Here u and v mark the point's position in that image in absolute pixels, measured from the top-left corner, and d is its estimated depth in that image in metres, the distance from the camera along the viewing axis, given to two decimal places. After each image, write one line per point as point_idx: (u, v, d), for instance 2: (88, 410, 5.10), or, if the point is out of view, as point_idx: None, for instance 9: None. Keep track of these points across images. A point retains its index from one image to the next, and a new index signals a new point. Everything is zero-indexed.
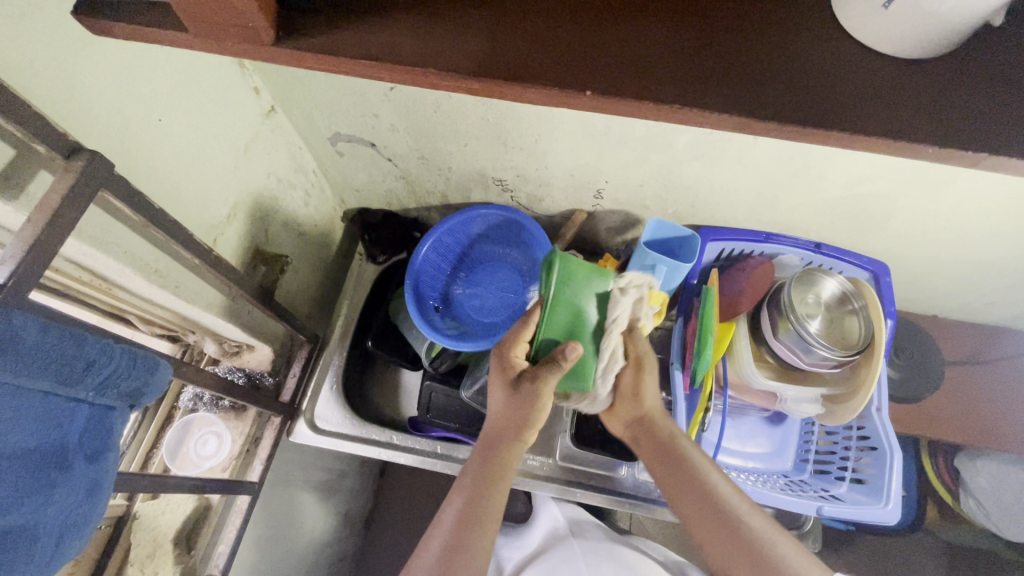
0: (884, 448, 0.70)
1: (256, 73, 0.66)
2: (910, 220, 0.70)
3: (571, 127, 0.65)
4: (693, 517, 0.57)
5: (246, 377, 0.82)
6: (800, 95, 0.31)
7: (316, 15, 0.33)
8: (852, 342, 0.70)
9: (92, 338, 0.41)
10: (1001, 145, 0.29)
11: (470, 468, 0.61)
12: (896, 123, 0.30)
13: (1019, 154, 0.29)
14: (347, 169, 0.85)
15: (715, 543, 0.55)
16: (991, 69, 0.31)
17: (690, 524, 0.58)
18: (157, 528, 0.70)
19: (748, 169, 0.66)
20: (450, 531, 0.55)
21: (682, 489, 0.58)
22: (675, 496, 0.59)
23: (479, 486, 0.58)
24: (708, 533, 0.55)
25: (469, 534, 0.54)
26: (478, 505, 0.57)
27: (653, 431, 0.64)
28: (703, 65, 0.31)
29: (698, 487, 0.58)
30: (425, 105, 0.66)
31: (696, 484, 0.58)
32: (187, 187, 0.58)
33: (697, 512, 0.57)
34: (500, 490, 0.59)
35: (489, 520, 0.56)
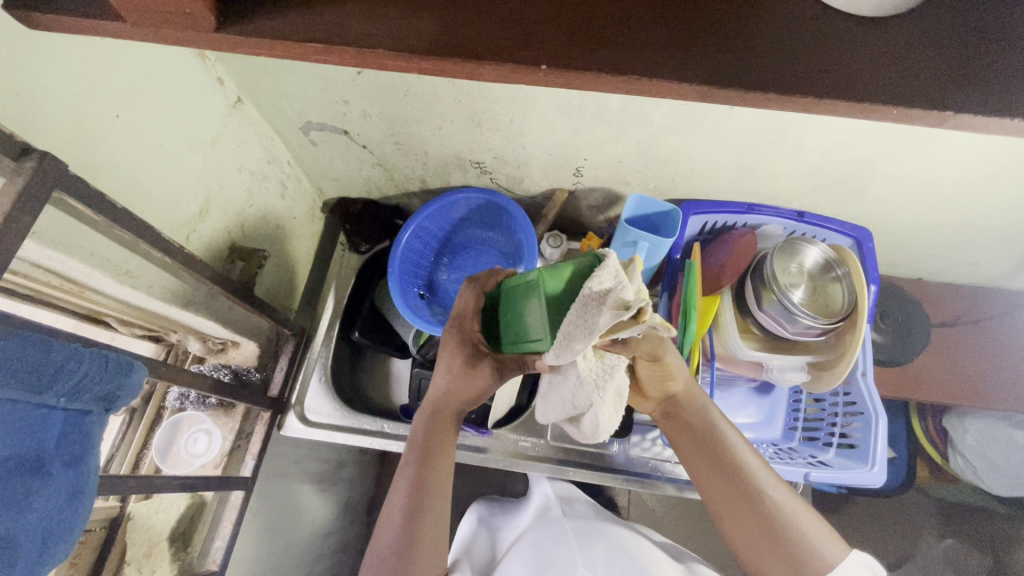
0: (869, 412, 0.70)
1: (219, 63, 0.64)
2: (890, 184, 0.70)
3: (545, 104, 0.64)
4: (718, 498, 0.56)
5: (233, 374, 0.79)
6: (763, 60, 0.30)
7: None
8: (835, 310, 0.71)
9: (59, 345, 0.40)
10: (965, 100, 0.29)
11: (412, 444, 0.61)
12: (860, 85, 0.29)
13: (983, 110, 0.28)
14: (322, 158, 0.84)
15: (744, 531, 0.54)
16: (956, 21, 0.31)
17: (731, 532, 0.55)
18: (152, 528, 0.70)
19: (726, 138, 0.65)
20: (405, 507, 0.56)
21: (721, 490, 0.55)
22: (702, 475, 0.57)
23: (429, 460, 0.59)
24: (740, 529, 0.54)
25: (427, 508, 0.56)
26: (429, 474, 0.58)
27: (684, 414, 0.60)
28: (663, 32, 0.30)
29: (727, 467, 0.56)
30: (395, 88, 0.64)
31: (727, 464, 0.56)
32: (154, 185, 0.57)
33: (731, 513, 0.54)
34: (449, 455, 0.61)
35: (443, 489, 0.58)
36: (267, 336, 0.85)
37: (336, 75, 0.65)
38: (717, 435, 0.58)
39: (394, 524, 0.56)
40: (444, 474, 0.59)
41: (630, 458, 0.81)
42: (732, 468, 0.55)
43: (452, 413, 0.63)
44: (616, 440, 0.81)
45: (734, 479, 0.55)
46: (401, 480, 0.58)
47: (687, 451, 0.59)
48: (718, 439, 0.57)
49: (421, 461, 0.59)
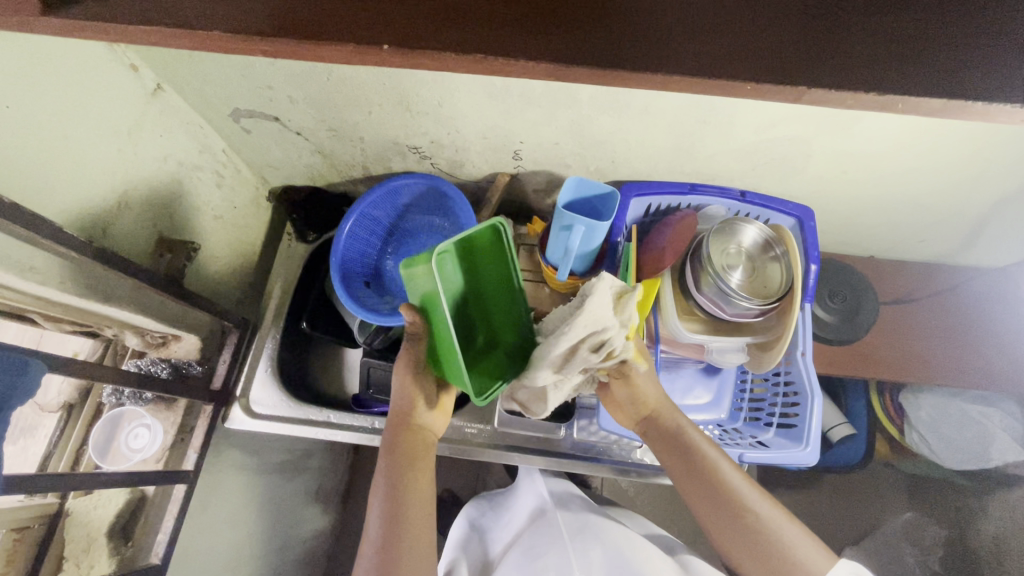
0: (805, 392, 0.70)
1: (131, 50, 0.62)
2: (828, 161, 0.68)
3: (469, 85, 0.62)
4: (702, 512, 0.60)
5: (172, 368, 0.79)
6: (613, 36, 0.29)
7: None
8: (773, 290, 0.70)
9: None
10: (814, 74, 0.28)
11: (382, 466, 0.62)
12: (711, 61, 0.28)
13: (829, 85, 0.27)
14: (258, 146, 0.82)
15: (727, 539, 0.58)
16: None
17: (715, 534, 0.59)
18: (90, 523, 0.69)
19: (657, 119, 0.64)
20: (380, 530, 0.57)
21: (701, 503, 0.59)
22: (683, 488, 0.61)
23: (396, 480, 0.60)
24: (723, 532, 0.58)
25: (401, 530, 0.57)
26: (399, 490, 0.59)
27: (661, 425, 0.63)
28: (512, 9, 0.29)
29: (707, 484, 0.59)
30: (315, 72, 0.62)
31: (705, 481, 0.59)
32: (59, 178, 0.55)
33: (713, 521, 0.58)
34: (420, 468, 0.61)
35: (413, 505, 0.58)
36: (209, 329, 0.83)
37: (254, 60, 0.63)
38: (700, 457, 0.60)
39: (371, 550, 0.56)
40: (415, 490, 0.59)
41: (577, 442, 0.81)
42: (716, 485, 0.59)
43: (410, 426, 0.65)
44: (564, 425, 0.81)
45: (716, 495, 0.58)
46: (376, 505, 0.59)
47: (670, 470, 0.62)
48: (699, 459, 0.60)
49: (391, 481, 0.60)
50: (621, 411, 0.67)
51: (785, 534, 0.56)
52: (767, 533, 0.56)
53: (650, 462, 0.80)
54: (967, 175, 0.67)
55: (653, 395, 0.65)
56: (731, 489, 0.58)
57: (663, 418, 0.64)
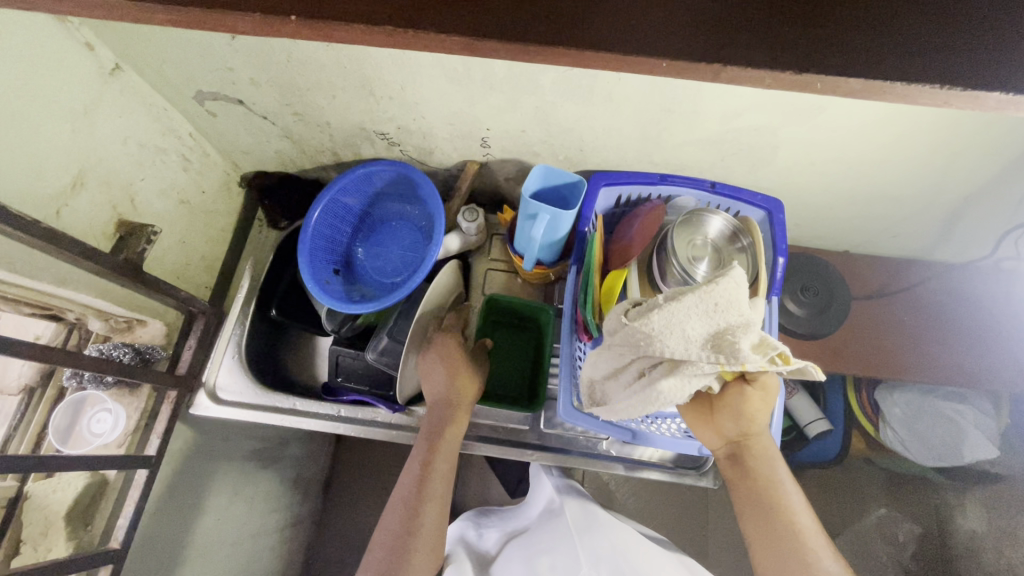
0: (767, 385, 0.69)
1: (85, 27, 0.61)
2: (795, 152, 0.68)
3: (429, 69, 0.61)
4: (758, 547, 0.57)
5: (134, 352, 0.76)
6: None
7: None
8: (738, 282, 0.69)
9: None
10: None
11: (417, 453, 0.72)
12: None
13: None
14: (226, 130, 0.81)
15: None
16: None
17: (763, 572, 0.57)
18: (48, 506, 0.68)
19: (620, 105, 0.63)
20: (406, 506, 0.67)
21: (769, 545, 0.56)
22: (749, 521, 0.58)
23: (427, 471, 0.69)
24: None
25: (419, 512, 0.67)
26: (425, 482, 0.68)
27: (749, 456, 0.58)
28: None
29: (773, 522, 0.56)
30: (273, 52, 0.61)
31: (774, 521, 0.56)
32: (7, 156, 0.54)
33: (772, 566, 0.55)
34: (443, 464, 0.70)
35: (433, 496, 0.68)
36: (176, 316, 0.83)
37: (211, 40, 0.62)
38: (787, 505, 0.56)
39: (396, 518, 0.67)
40: (436, 484, 0.69)
41: (544, 434, 0.81)
42: (793, 536, 0.55)
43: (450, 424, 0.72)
44: (531, 415, 0.81)
45: (789, 544, 0.55)
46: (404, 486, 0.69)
47: (743, 501, 0.58)
48: (784, 504, 0.56)
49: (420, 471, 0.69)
50: (711, 429, 0.60)
51: None
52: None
53: (615, 454, 0.79)
54: (936, 167, 0.67)
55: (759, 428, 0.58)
56: (812, 546, 0.54)
57: (753, 450, 0.58)
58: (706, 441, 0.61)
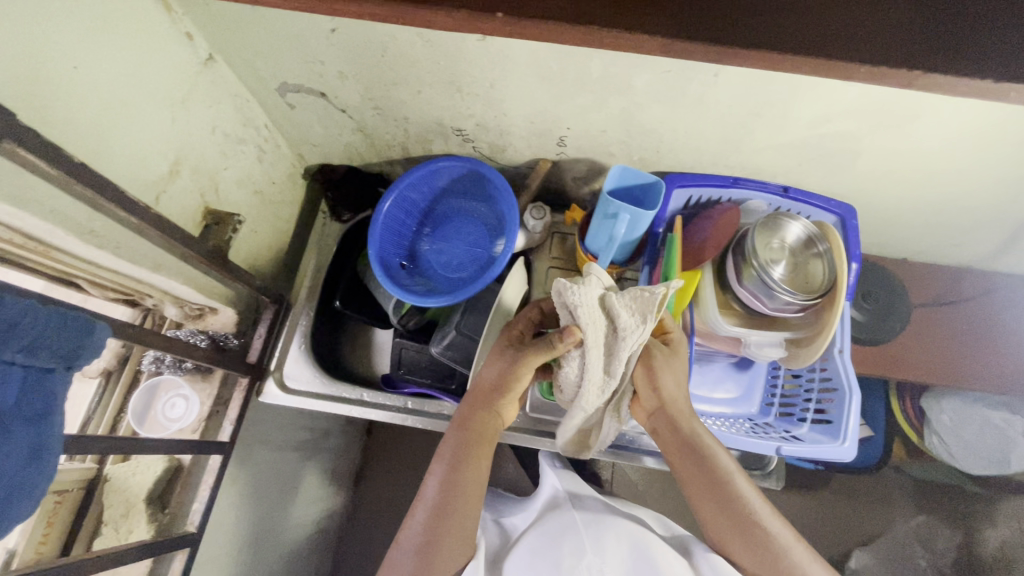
0: (843, 388, 0.70)
1: (188, 16, 0.61)
2: (877, 159, 0.68)
3: (525, 67, 0.62)
4: (712, 515, 0.63)
5: (210, 339, 0.79)
6: None
7: None
8: (815, 286, 0.70)
9: (13, 300, 0.39)
10: None
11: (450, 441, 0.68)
12: None
13: None
14: (300, 122, 0.81)
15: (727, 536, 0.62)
16: None
17: (709, 525, 0.64)
18: (129, 488, 0.70)
19: (711, 107, 0.64)
20: (437, 498, 0.62)
21: (707, 501, 0.64)
22: (695, 493, 0.65)
23: (457, 466, 0.65)
24: (722, 528, 0.63)
25: (453, 500, 0.62)
26: (457, 476, 0.64)
27: (680, 428, 0.66)
28: None
29: (721, 491, 0.63)
30: (371, 46, 0.62)
31: (719, 490, 0.63)
32: (119, 143, 0.55)
33: (714, 519, 0.63)
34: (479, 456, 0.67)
35: (468, 487, 0.63)
36: (246, 303, 0.84)
37: (309, 33, 0.62)
38: (716, 465, 0.64)
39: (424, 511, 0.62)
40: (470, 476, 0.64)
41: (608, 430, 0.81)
42: (725, 488, 0.63)
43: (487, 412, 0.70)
44: None
45: (724, 496, 0.63)
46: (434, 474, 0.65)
47: (683, 475, 0.66)
48: (714, 466, 0.64)
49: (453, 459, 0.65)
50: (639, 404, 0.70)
51: (790, 552, 0.60)
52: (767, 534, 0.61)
53: None
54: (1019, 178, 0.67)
55: (674, 399, 0.67)
56: (742, 493, 0.63)
57: (677, 420, 0.66)
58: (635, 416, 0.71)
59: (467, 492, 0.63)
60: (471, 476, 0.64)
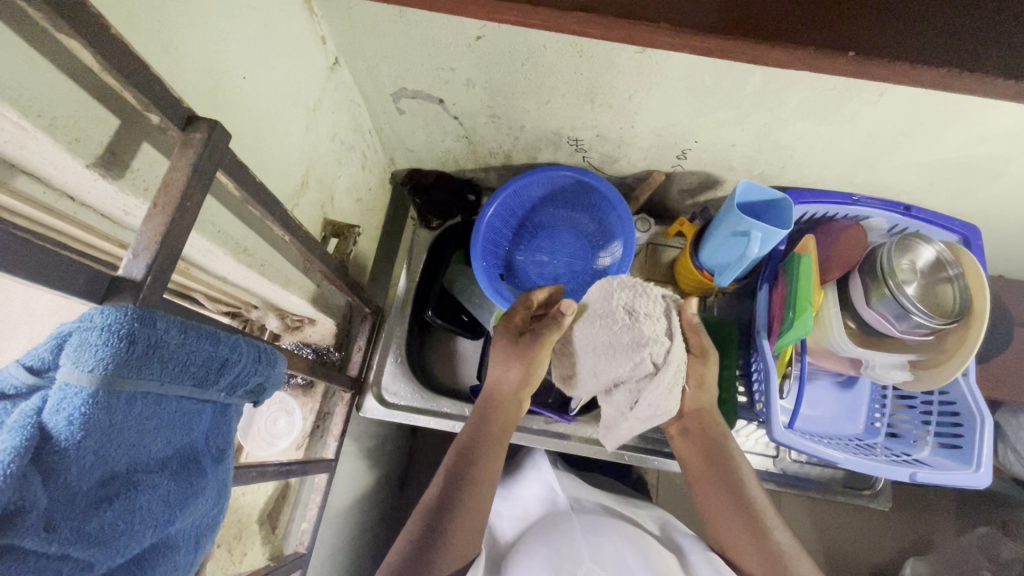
0: (972, 414, 0.69)
1: (324, 20, 0.58)
2: (1016, 181, 0.67)
3: (676, 80, 0.59)
4: (716, 503, 0.62)
5: (314, 352, 0.78)
6: None
7: None
8: (946, 310, 0.69)
9: (223, 335, 0.36)
10: None
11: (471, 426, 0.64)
12: None
13: None
14: (404, 128, 0.78)
15: (733, 529, 0.60)
16: None
17: (715, 520, 0.62)
18: (241, 510, 0.67)
19: (861, 126, 0.62)
20: (446, 479, 0.59)
21: (713, 496, 0.63)
22: (707, 484, 0.64)
23: (472, 451, 0.61)
24: (731, 520, 0.61)
25: (469, 474, 0.59)
26: (472, 464, 0.60)
27: (706, 420, 0.68)
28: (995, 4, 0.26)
29: (732, 481, 0.63)
30: (515, 55, 0.59)
31: (733, 481, 0.63)
32: (268, 155, 0.52)
33: (724, 512, 0.61)
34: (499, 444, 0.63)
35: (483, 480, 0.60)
36: (343, 314, 0.80)
37: (449, 40, 0.59)
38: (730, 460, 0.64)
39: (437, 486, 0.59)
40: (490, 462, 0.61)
41: None
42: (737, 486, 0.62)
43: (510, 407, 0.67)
44: None
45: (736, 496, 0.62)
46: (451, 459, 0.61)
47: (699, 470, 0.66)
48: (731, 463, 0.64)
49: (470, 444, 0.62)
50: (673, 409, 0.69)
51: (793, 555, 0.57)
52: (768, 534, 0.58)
53: (791, 473, 0.80)
54: None
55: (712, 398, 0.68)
56: (749, 490, 0.62)
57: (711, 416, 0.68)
58: (664, 426, 0.71)
59: (479, 471, 0.60)
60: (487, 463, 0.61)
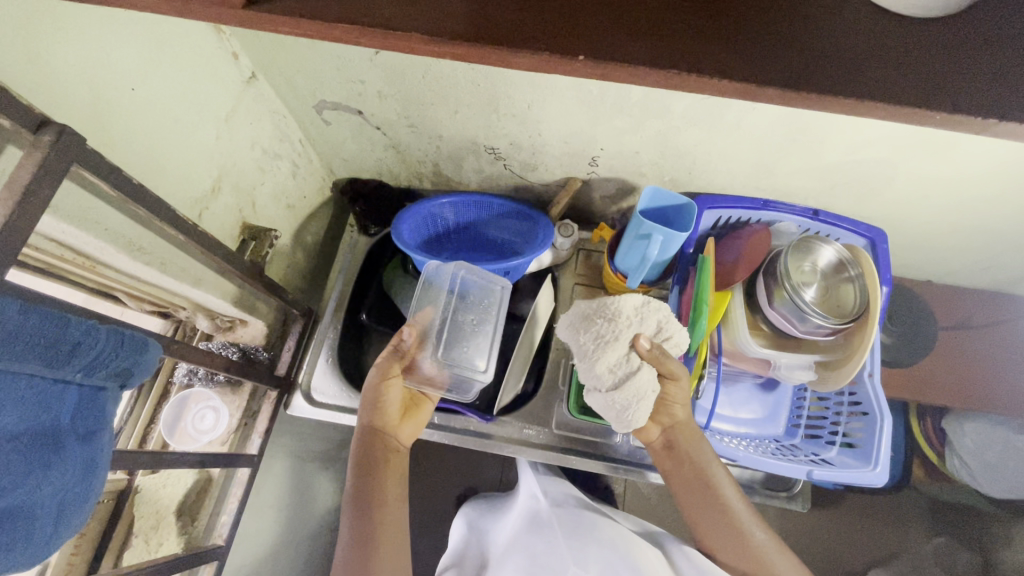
0: (874, 413, 0.71)
1: (235, 37, 0.62)
2: (909, 186, 0.69)
3: (565, 91, 0.63)
4: (698, 514, 0.67)
5: (240, 352, 0.82)
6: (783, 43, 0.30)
7: None
8: (847, 310, 0.70)
9: (76, 320, 0.40)
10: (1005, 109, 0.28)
11: (356, 476, 0.66)
12: (890, 85, 0.29)
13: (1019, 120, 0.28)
14: (334, 138, 0.82)
15: (715, 537, 0.66)
16: (989, 28, 0.30)
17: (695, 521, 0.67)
18: (160, 501, 0.72)
19: (746, 133, 0.64)
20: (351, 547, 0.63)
21: (701, 511, 0.66)
22: (687, 499, 0.67)
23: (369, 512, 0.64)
24: (711, 529, 0.66)
25: (375, 535, 0.63)
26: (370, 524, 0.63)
27: (683, 441, 0.67)
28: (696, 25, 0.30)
29: (710, 500, 0.65)
30: (413, 68, 0.63)
31: (711, 499, 0.66)
32: (167, 161, 0.56)
33: (701, 520, 0.66)
34: (388, 482, 0.66)
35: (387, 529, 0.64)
36: (275, 317, 0.85)
37: (353, 54, 0.63)
38: (705, 475, 0.66)
39: (346, 553, 0.63)
40: (381, 511, 0.64)
41: (633, 449, 0.80)
42: (713, 495, 0.66)
43: (388, 436, 0.68)
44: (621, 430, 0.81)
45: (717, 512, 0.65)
46: (349, 521, 0.64)
47: (677, 486, 0.68)
48: (708, 478, 0.66)
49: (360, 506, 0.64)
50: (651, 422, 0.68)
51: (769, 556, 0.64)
52: (752, 536, 0.64)
53: None
54: None
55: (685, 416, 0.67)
56: (729, 504, 0.65)
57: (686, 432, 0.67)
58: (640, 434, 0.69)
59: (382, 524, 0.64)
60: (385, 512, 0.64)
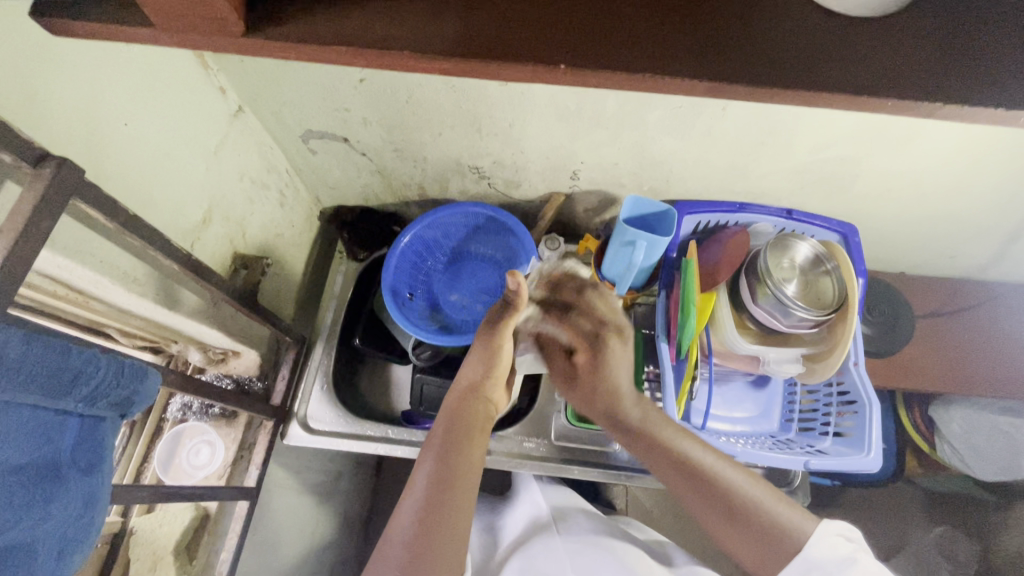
0: (862, 400, 0.73)
1: (221, 72, 0.64)
2: (873, 181, 0.73)
3: (543, 108, 0.66)
4: (686, 493, 0.57)
5: (235, 383, 0.81)
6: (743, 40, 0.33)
7: (282, 10, 0.34)
8: (828, 303, 0.73)
9: (77, 350, 0.40)
10: (937, 91, 0.32)
11: (437, 434, 0.60)
12: (837, 81, 0.32)
13: (949, 101, 0.32)
14: (321, 167, 0.84)
15: (715, 525, 0.56)
16: (921, 24, 0.33)
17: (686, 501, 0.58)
18: (156, 541, 0.69)
19: (718, 139, 0.68)
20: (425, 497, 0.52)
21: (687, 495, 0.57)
22: (659, 469, 0.59)
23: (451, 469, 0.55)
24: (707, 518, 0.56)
25: (444, 500, 0.51)
26: (449, 476, 0.54)
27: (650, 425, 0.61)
28: (661, 31, 0.33)
29: (692, 476, 0.57)
30: (397, 95, 0.65)
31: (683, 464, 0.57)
32: (159, 192, 0.57)
33: (697, 506, 0.57)
34: (467, 451, 0.58)
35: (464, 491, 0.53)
36: (268, 346, 0.85)
37: (338, 83, 0.65)
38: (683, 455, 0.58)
39: (408, 525, 0.50)
40: (462, 466, 0.55)
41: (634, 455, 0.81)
42: (693, 470, 0.57)
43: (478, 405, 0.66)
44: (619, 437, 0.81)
45: (710, 493, 0.56)
46: (422, 472, 0.55)
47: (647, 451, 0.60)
48: (687, 462, 0.57)
49: (442, 453, 0.56)
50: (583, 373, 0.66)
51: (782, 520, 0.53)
52: (766, 521, 0.54)
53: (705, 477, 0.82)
54: (1004, 192, 0.72)
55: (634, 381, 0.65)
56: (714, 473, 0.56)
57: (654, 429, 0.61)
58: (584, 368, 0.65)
59: (461, 499, 0.52)
60: (466, 470, 0.55)
